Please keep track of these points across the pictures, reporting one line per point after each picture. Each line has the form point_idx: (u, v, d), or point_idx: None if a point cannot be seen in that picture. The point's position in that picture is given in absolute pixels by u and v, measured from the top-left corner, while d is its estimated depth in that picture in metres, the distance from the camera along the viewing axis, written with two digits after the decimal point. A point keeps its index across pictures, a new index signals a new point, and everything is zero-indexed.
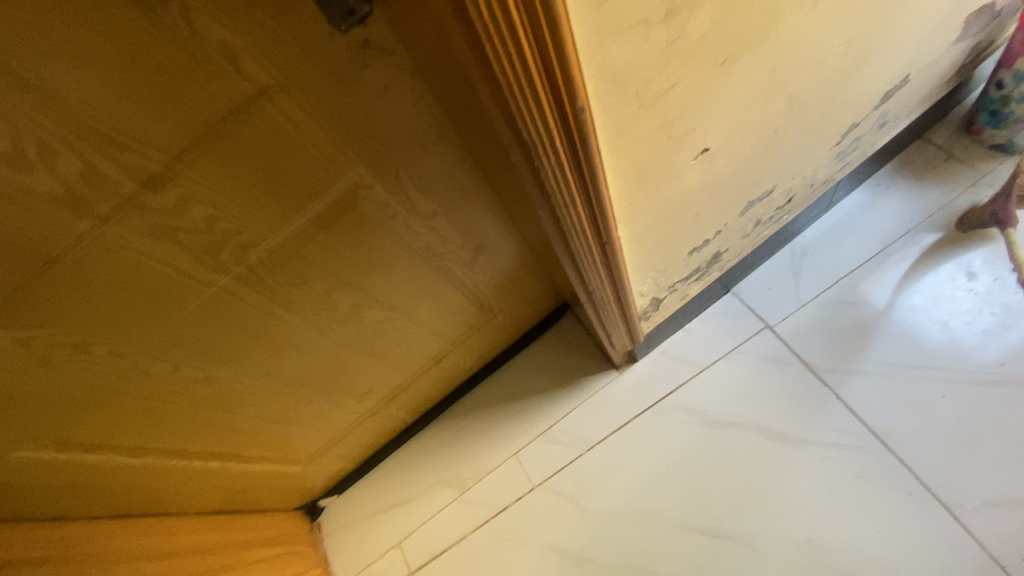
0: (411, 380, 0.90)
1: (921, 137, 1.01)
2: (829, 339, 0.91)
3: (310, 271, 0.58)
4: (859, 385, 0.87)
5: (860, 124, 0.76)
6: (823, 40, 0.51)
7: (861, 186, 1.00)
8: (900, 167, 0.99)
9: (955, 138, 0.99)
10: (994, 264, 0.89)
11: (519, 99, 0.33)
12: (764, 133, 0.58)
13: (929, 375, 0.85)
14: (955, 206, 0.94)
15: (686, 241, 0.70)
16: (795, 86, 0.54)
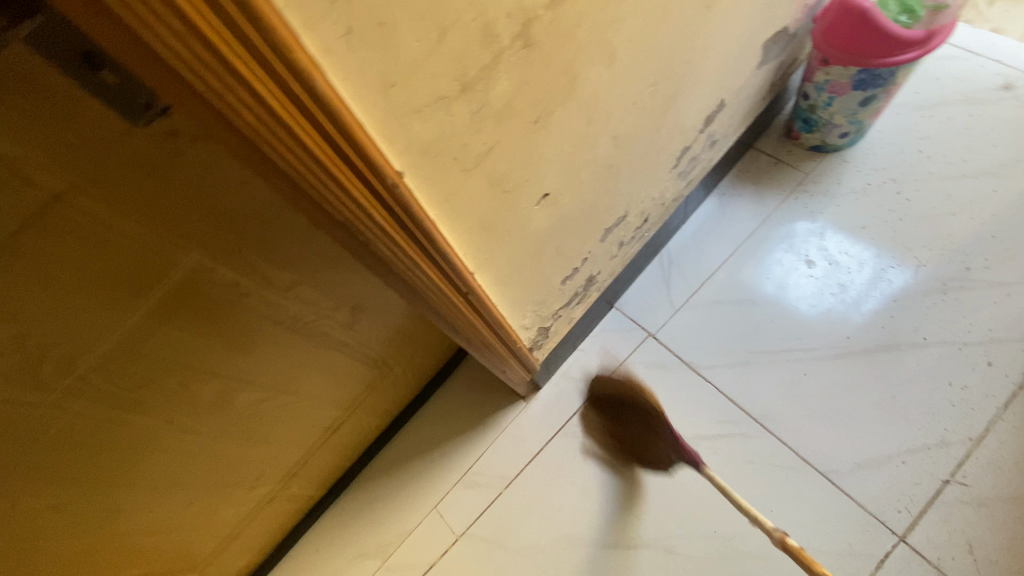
0: (312, 453, 0.86)
1: (754, 147, 1.14)
2: (707, 336, 0.99)
3: (160, 369, 0.54)
4: (733, 374, 0.96)
5: (691, 146, 0.85)
6: (629, 82, 0.56)
7: (710, 194, 1.12)
8: (740, 174, 1.13)
9: (781, 144, 1.14)
10: (826, 249, 1.03)
11: (319, 184, 0.33)
12: (600, 167, 0.64)
13: (793, 355, 0.95)
14: (790, 204, 1.07)
15: (552, 271, 0.74)
16: (616, 125, 0.60)
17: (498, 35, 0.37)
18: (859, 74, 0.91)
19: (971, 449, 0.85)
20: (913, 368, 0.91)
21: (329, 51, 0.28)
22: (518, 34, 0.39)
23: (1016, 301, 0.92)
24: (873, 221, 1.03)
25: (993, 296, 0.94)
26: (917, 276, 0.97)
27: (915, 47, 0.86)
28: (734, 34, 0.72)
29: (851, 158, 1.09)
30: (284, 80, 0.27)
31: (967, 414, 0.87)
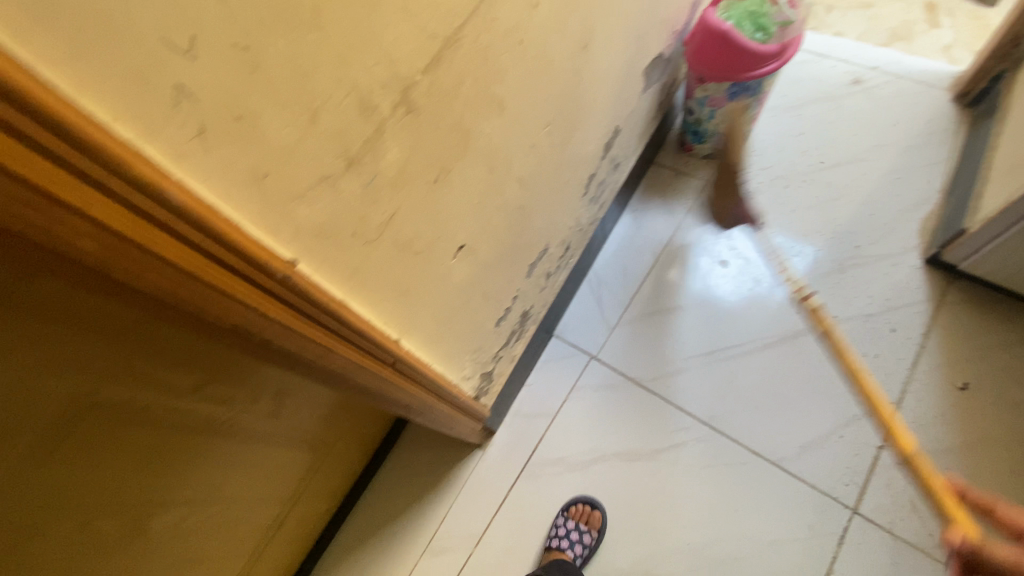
0: (256, 557, 0.78)
1: (655, 162, 1.22)
2: (645, 349, 1.02)
3: (48, 518, 0.46)
4: (675, 383, 0.98)
5: (596, 173, 0.89)
6: (523, 128, 0.58)
7: (623, 211, 1.17)
8: (648, 189, 1.19)
9: (677, 156, 1.21)
10: (735, 248, 1.09)
11: (199, 297, 0.30)
12: (510, 208, 0.65)
13: (725, 353, 1.00)
14: (696, 211, 1.14)
15: (483, 318, 0.72)
16: (518, 168, 0.62)
17: (378, 106, 0.36)
18: (732, 86, 0.99)
19: (894, 412, 0.91)
20: None
21: (181, 156, 0.26)
22: (399, 101, 0.38)
23: (902, 269, 1.02)
24: (770, 216, 1.12)
25: (882, 268, 1.03)
26: (816, 260, 1.06)
27: (772, 59, 0.94)
28: (614, 68, 0.76)
29: None
30: (131, 198, 0.24)
31: (884, 379, 0.94)
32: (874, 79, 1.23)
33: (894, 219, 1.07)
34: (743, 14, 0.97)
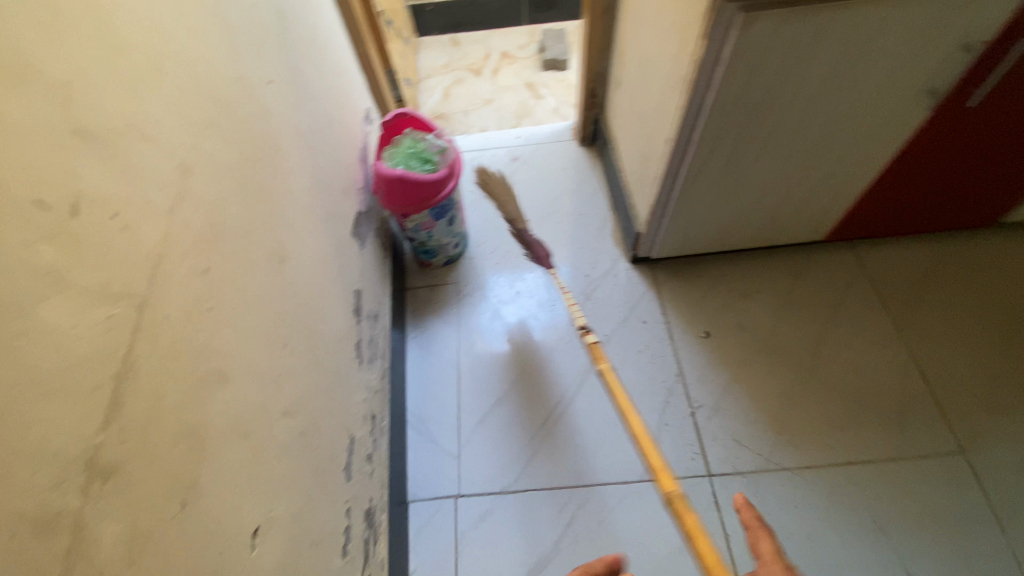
0: None
1: (407, 288, 1.29)
2: (494, 456, 1.06)
3: None
4: (535, 470, 1.04)
5: (360, 337, 0.93)
6: (260, 371, 0.57)
7: (405, 344, 1.21)
8: (415, 316, 1.25)
9: (422, 275, 1.31)
10: (509, 325, 1.22)
11: None
12: (288, 445, 0.60)
13: (553, 415, 1.10)
14: (464, 313, 1.25)
15: (327, 559, 0.65)
16: (280, 402, 0.60)
17: (63, 508, 0.31)
18: (432, 210, 1.13)
19: (683, 380, 1.12)
20: (617, 359, 1.16)
21: None
22: (88, 480, 0.34)
23: (623, 274, 1.28)
24: (519, 285, 1.28)
25: (611, 281, 1.27)
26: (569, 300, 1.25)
27: (447, 180, 1.10)
28: (320, 258, 0.81)
29: (473, 254, 1.34)
30: None
31: (663, 361, 1.15)
32: (525, 151, 1.54)
33: (597, 243, 1.34)
34: (409, 155, 1.12)
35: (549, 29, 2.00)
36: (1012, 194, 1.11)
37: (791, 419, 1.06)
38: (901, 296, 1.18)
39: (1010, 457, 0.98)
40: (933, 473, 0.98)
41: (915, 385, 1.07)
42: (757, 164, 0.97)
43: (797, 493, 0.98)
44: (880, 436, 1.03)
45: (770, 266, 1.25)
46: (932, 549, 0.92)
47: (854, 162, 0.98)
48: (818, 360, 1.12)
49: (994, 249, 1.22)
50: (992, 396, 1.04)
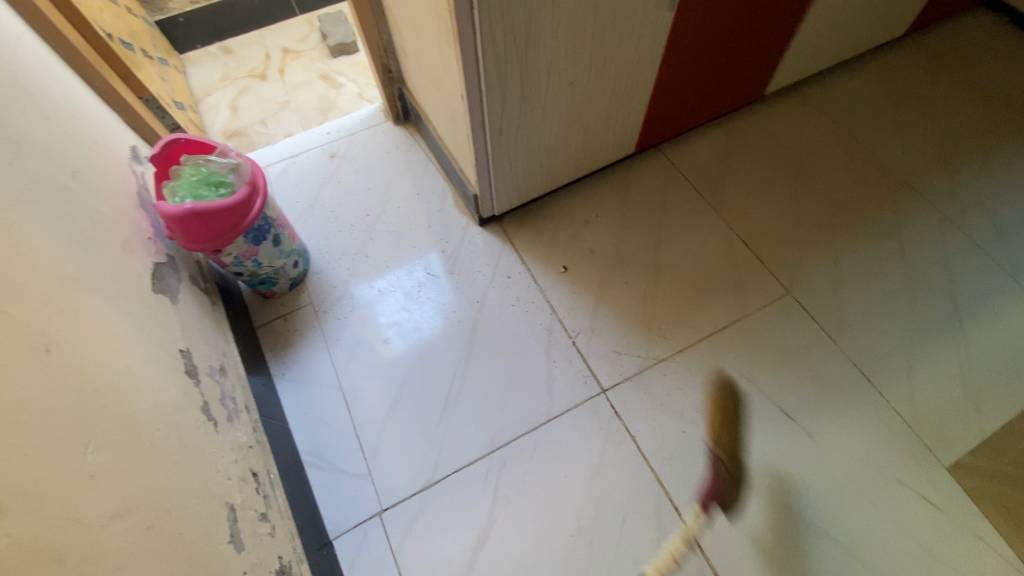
0: None
1: (256, 327, 1.17)
2: (406, 457, 1.03)
3: None
4: (450, 453, 1.03)
5: (205, 403, 0.85)
6: (57, 485, 0.48)
7: (274, 385, 1.11)
8: (275, 353, 1.15)
9: (268, 308, 1.20)
10: (380, 325, 1.17)
11: None
12: (130, 551, 0.52)
13: (450, 394, 1.09)
14: (328, 330, 1.17)
15: None
16: (104, 508, 0.52)
17: None
18: (249, 234, 1.02)
19: (558, 317, 1.17)
20: (495, 319, 1.17)
21: None
22: None
23: (476, 238, 1.28)
24: (377, 283, 1.22)
25: (465, 248, 1.27)
26: (432, 280, 1.22)
27: (252, 198, 1.00)
28: (114, 334, 0.70)
29: (319, 268, 1.25)
30: None
31: (536, 306, 1.19)
32: (340, 145, 1.44)
33: (442, 215, 1.31)
34: (195, 183, 0.99)
35: (325, 14, 1.87)
36: (765, 68, 1.28)
37: (655, 316, 1.16)
38: (709, 179, 1.33)
39: (821, 282, 1.17)
40: (770, 317, 1.14)
41: (739, 251, 1.22)
42: (551, 98, 1.00)
43: (677, 377, 1.09)
44: (725, 303, 1.16)
45: (601, 188, 1.33)
46: (790, 379, 1.07)
47: (632, 74, 1.05)
48: (662, 257, 1.23)
49: (765, 118, 1.41)
50: (795, 238, 1.23)
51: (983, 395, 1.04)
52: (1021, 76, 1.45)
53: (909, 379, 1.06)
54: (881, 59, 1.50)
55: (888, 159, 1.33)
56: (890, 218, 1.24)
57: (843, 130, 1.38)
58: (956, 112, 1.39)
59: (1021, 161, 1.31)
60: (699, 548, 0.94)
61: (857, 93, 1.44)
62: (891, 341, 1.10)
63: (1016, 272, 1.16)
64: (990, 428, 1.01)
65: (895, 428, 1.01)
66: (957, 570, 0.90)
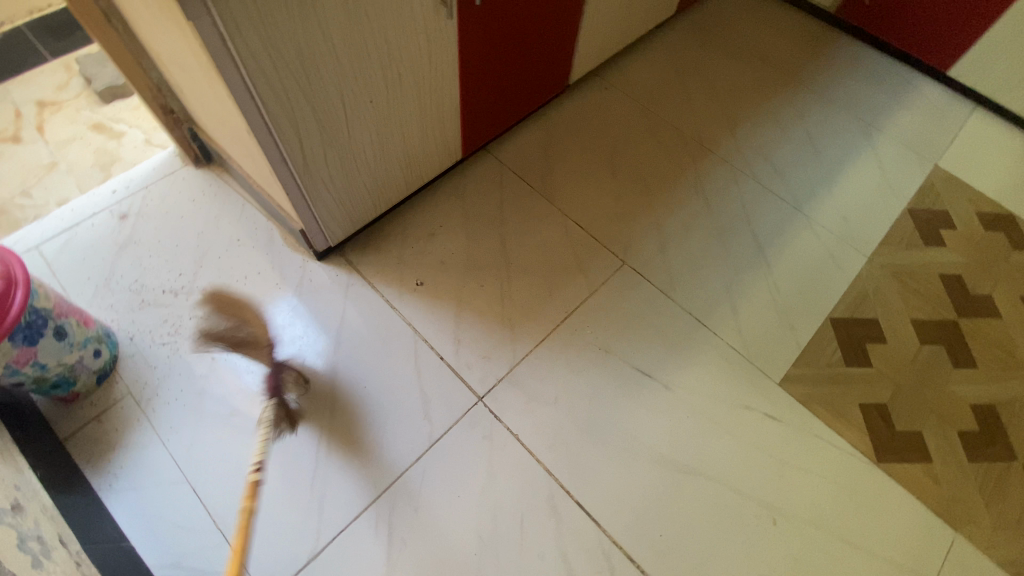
0: None
1: (66, 439, 0.99)
2: (282, 531, 0.94)
3: None
4: (331, 513, 0.95)
5: None
6: None
7: (102, 502, 0.94)
8: (96, 463, 0.98)
9: (77, 413, 1.01)
10: (223, 397, 1.05)
11: None
12: None
13: (319, 451, 1.00)
14: (160, 419, 1.02)
15: None
16: None
17: None
18: (15, 335, 0.82)
19: (421, 337, 1.13)
20: (354, 356, 1.10)
21: None
22: None
23: (317, 273, 1.18)
24: (211, 350, 1.09)
25: (306, 287, 1.17)
26: (274, 331, 1.11)
27: (10, 292, 0.80)
28: None
29: (134, 351, 1.08)
30: None
31: (396, 331, 1.13)
32: (132, 204, 1.24)
33: (272, 258, 1.19)
34: None
35: (86, 56, 1.61)
36: (564, 58, 1.35)
37: (514, 312, 1.18)
38: (537, 172, 1.39)
39: (650, 248, 1.29)
40: (615, 288, 1.23)
41: (576, 234, 1.30)
42: (354, 119, 0.95)
43: (546, 366, 1.12)
44: (574, 285, 1.23)
45: (438, 197, 1.31)
46: (642, 341, 1.16)
47: (435, 83, 1.04)
48: (509, 254, 1.25)
49: (578, 104, 1.50)
50: (620, 212, 1.34)
51: (794, 314, 1.21)
52: (769, 37, 1.70)
53: (735, 314, 1.20)
54: (662, 36, 1.67)
55: (684, 125, 1.49)
56: (694, 178, 1.40)
57: (643, 106, 1.52)
58: (728, 75, 1.60)
59: (783, 108, 1.54)
60: (596, 523, 0.98)
61: (649, 70, 1.59)
62: (715, 285, 1.24)
63: (797, 203, 1.37)
64: (803, 338, 1.18)
65: (732, 360, 1.15)
66: (802, 468, 1.04)
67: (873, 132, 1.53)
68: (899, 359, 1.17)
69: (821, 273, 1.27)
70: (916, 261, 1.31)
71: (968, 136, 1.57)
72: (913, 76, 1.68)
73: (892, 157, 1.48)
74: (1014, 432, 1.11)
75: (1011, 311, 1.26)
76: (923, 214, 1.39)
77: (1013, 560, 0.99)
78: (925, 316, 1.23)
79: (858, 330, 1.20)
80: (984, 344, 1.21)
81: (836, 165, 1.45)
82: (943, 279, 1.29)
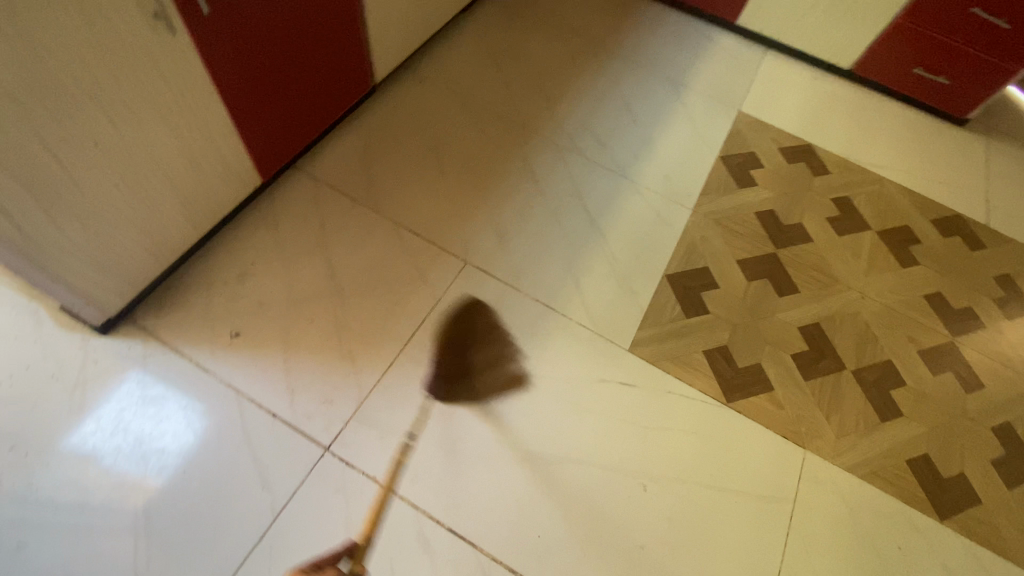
0: None
1: None
2: None
3: None
4: None
5: None
6: None
7: None
8: None
9: None
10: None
11: None
12: None
13: (138, 561, 0.86)
14: None
15: None
16: None
17: None
18: None
19: (247, 396, 1.00)
20: (166, 438, 0.95)
21: None
22: None
23: (104, 352, 1.00)
24: None
25: (93, 370, 0.99)
26: (57, 434, 0.93)
27: None
28: None
29: None
30: None
31: (216, 396, 0.99)
32: None
33: (42, 346, 0.99)
34: None
35: None
36: (357, 58, 1.25)
37: (353, 341, 1.08)
38: (357, 182, 1.28)
39: (488, 242, 1.24)
40: (458, 290, 1.17)
41: (410, 242, 1.22)
42: (81, 170, 0.79)
43: (396, 391, 1.04)
44: (416, 297, 1.15)
45: (245, 231, 1.16)
46: (494, 341, 1.12)
47: (189, 109, 0.90)
48: (340, 278, 1.15)
49: (392, 103, 1.41)
50: (453, 210, 1.28)
51: (634, 279, 1.24)
52: (575, 9, 1.72)
53: (579, 291, 1.20)
54: (470, 20, 1.62)
55: (505, 109, 1.46)
56: (522, 162, 1.38)
57: (461, 95, 1.46)
58: (541, 51, 1.60)
59: (597, 78, 1.57)
60: (471, 544, 0.93)
61: (462, 57, 1.54)
62: (558, 266, 1.23)
63: (621, 170, 1.40)
64: (645, 300, 1.21)
65: (584, 338, 1.14)
66: (662, 427, 1.07)
67: (680, 89, 1.60)
68: (731, 300, 1.24)
69: (652, 234, 1.31)
70: (733, 204, 1.39)
71: (764, 79, 1.70)
72: (708, 29, 1.78)
73: (700, 110, 1.57)
74: (837, 343, 1.22)
75: (819, 235, 1.39)
76: (734, 158, 1.48)
77: (851, 461, 1.09)
78: (749, 255, 1.32)
79: (693, 281, 1.25)
80: (802, 269, 1.32)
81: (652, 126, 1.50)
82: (760, 216, 1.38)
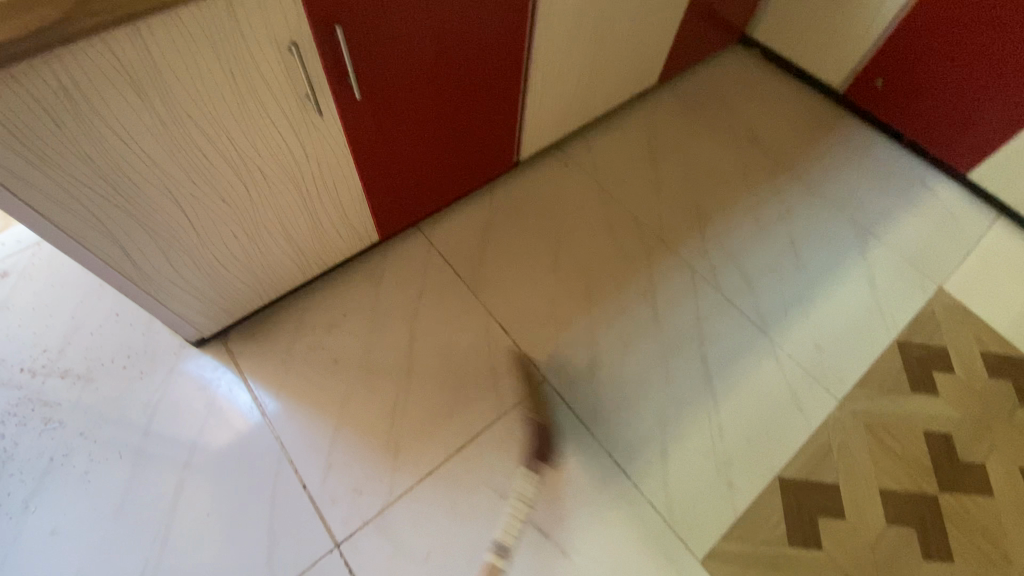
0: None
1: None
2: None
3: None
4: None
5: None
6: None
7: None
8: None
9: None
10: (51, 508, 0.93)
11: None
12: None
13: None
14: None
15: None
16: None
17: None
18: None
19: (288, 457, 0.98)
20: (206, 473, 0.96)
21: None
22: None
23: (191, 365, 1.06)
24: (52, 449, 0.97)
25: (176, 381, 1.04)
26: (126, 431, 0.99)
27: None
28: None
29: None
30: None
31: (262, 448, 0.99)
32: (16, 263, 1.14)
33: (147, 341, 1.08)
34: None
35: None
36: (506, 136, 1.18)
37: (403, 433, 1.01)
38: (467, 258, 1.22)
39: (577, 365, 1.11)
40: (528, 411, 1.05)
41: (497, 340, 1.13)
42: (205, 221, 0.81)
43: (425, 507, 0.95)
44: (482, 404, 1.05)
45: (347, 281, 1.16)
46: (546, 489, 0.98)
47: (320, 176, 0.89)
48: (415, 357, 1.09)
49: (530, 181, 1.34)
50: (553, 316, 1.16)
51: (735, 468, 1.02)
52: (763, 118, 1.51)
53: (662, 461, 1.02)
54: (641, 108, 1.49)
55: (646, 216, 1.31)
56: (646, 281, 1.22)
57: (604, 189, 1.34)
58: (709, 158, 1.41)
59: (765, 205, 1.35)
60: None
61: (619, 146, 1.42)
62: (648, 421, 1.05)
63: (761, 325, 1.17)
64: (741, 503, 0.98)
65: (649, 524, 0.96)
66: None
67: (869, 241, 1.31)
68: (856, 542, 0.96)
69: (776, 417, 1.07)
70: (897, 412, 1.09)
71: (990, 254, 1.33)
72: (928, 173, 1.45)
73: (888, 274, 1.27)
74: None
75: (1010, 492, 1.03)
76: (915, 350, 1.17)
77: None
78: (899, 489, 1.02)
79: (811, 499, 0.99)
80: (970, 533, 0.99)
81: (818, 280, 1.24)
82: (929, 440, 1.07)
